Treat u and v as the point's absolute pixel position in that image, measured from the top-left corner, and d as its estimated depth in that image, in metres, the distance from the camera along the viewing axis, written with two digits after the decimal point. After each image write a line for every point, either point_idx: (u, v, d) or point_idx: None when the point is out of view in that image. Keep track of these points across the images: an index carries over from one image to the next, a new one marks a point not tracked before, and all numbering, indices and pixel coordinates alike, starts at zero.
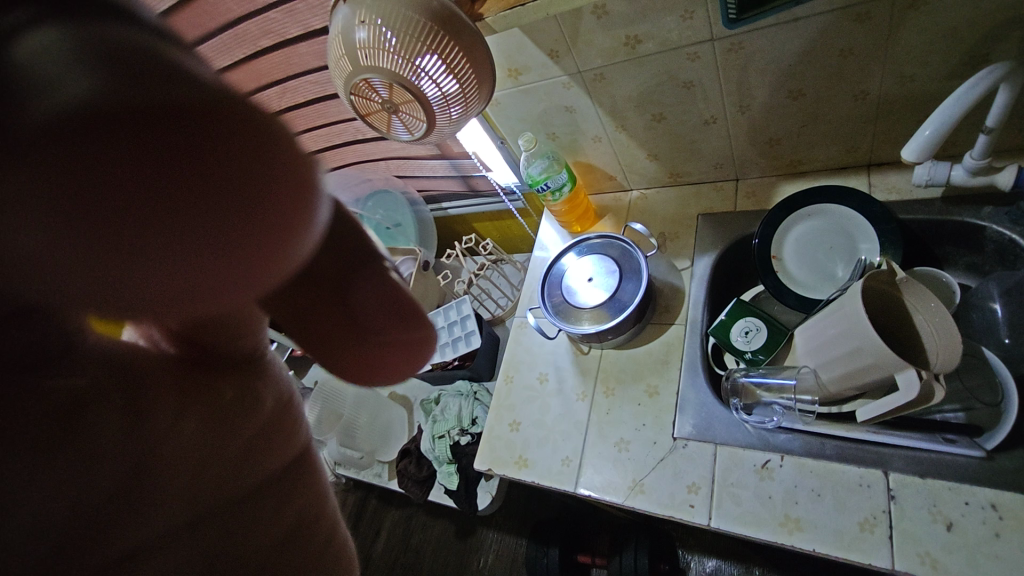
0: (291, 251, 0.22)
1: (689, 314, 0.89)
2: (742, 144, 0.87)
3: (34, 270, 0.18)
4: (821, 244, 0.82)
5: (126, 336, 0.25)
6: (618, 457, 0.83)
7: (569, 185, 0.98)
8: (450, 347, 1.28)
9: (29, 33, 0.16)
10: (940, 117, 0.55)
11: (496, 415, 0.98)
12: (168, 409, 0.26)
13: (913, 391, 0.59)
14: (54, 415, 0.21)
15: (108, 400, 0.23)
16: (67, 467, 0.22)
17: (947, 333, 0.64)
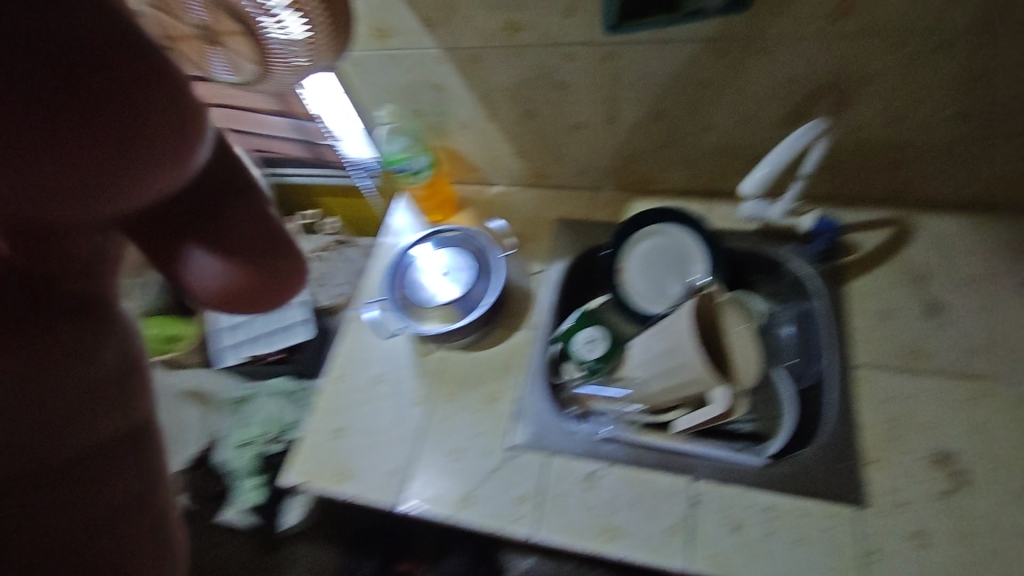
0: None
1: (536, 319, 0.88)
2: (604, 155, 0.89)
3: None
4: (661, 262, 0.87)
5: None
6: (450, 467, 0.78)
7: (428, 172, 0.89)
8: None
9: None
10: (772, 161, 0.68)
11: (316, 420, 0.85)
12: None
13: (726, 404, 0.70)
14: None
15: None
16: None
17: (749, 356, 0.75)
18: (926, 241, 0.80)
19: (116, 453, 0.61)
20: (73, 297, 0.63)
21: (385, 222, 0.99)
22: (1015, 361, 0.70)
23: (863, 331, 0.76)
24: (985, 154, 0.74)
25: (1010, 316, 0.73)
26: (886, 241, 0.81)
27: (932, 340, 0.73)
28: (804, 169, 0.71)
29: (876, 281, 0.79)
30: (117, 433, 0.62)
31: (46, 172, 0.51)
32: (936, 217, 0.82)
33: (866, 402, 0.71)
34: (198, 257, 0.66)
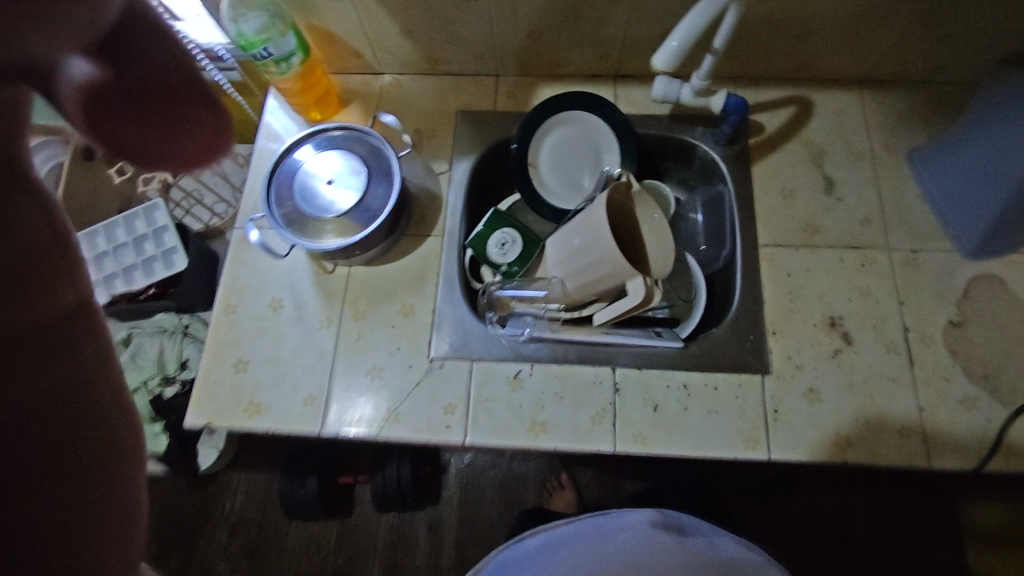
0: None
1: (446, 224, 0.81)
2: (503, 34, 0.79)
3: None
4: (573, 154, 0.83)
5: None
6: (371, 386, 0.73)
7: (299, 56, 0.76)
8: (140, 271, 0.94)
9: None
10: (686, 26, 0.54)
11: (214, 356, 0.76)
12: None
13: (641, 294, 0.65)
14: None
15: None
16: None
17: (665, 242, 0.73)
18: (824, 118, 0.81)
19: (66, 343, 0.33)
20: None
21: (261, 123, 0.85)
22: (898, 225, 0.75)
23: (766, 212, 0.77)
24: (881, 24, 0.73)
25: (893, 187, 0.77)
26: (787, 121, 0.82)
27: (826, 215, 0.76)
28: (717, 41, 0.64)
29: (778, 162, 0.80)
30: (72, 312, 0.34)
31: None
32: (833, 93, 0.82)
33: (768, 280, 0.74)
34: (75, 71, 0.33)
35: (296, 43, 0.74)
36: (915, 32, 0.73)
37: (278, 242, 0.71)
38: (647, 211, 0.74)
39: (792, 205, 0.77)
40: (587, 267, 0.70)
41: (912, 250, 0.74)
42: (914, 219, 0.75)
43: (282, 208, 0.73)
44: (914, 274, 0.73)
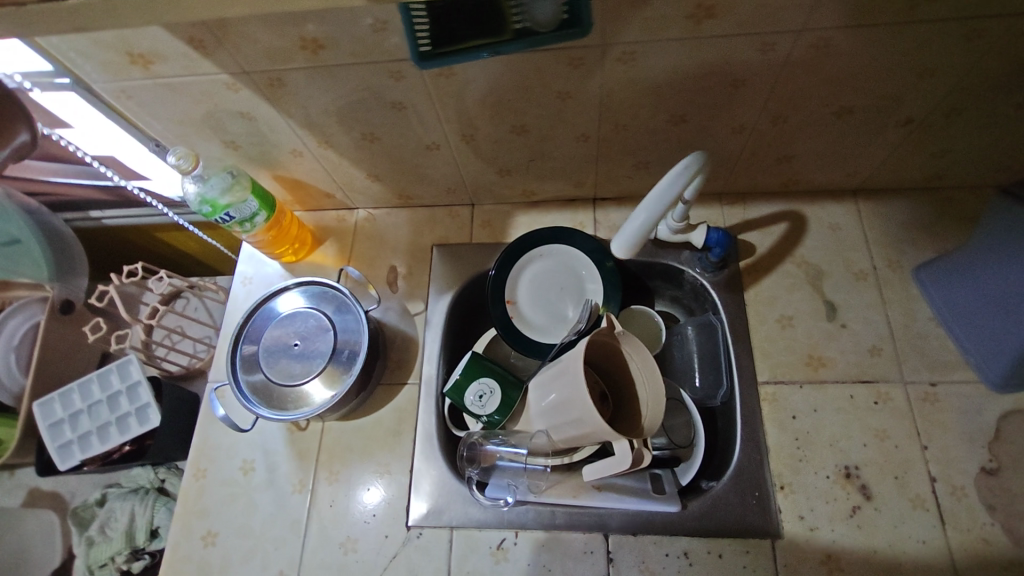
0: None
1: (423, 371, 0.77)
2: (471, 171, 0.77)
3: None
4: (551, 287, 0.79)
5: None
6: (344, 562, 0.68)
7: (264, 214, 0.75)
8: (103, 435, 0.83)
9: None
10: (653, 204, 0.49)
11: (182, 528, 0.73)
12: None
13: (627, 463, 0.61)
14: None
15: None
16: None
17: (653, 389, 0.67)
18: (819, 234, 0.76)
19: None
20: None
21: (238, 270, 0.86)
22: (913, 353, 0.69)
23: (764, 345, 0.72)
24: (868, 146, 0.68)
25: (901, 310, 0.71)
26: (778, 241, 0.77)
27: (830, 346, 0.71)
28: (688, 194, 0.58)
29: (773, 286, 0.74)
30: None
31: None
32: (827, 205, 0.78)
33: (774, 425, 0.68)
34: None
35: (259, 203, 0.74)
36: (908, 150, 0.68)
37: (256, 419, 0.68)
38: (634, 353, 0.70)
39: (792, 336, 0.72)
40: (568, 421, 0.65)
41: (932, 383, 0.67)
42: (928, 347, 0.69)
43: (252, 385, 0.71)
44: (936, 413, 0.66)
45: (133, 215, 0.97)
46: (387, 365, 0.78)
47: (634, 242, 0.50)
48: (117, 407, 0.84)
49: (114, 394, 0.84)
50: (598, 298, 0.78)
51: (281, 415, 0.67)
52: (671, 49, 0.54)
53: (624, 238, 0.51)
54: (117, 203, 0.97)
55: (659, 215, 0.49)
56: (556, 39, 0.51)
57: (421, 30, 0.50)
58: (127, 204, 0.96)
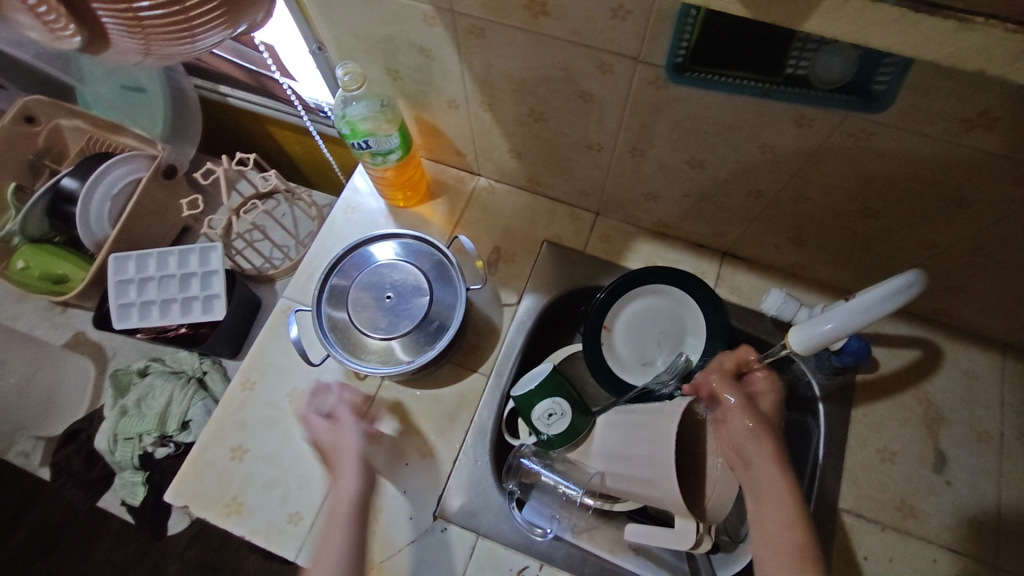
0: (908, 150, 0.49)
1: (498, 365, 0.74)
2: (617, 183, 0.72)
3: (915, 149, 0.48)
4: (651, 330, 0.74)
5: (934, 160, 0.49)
6: (362, 527, 0.67)
7: (398, 154, 0.72)
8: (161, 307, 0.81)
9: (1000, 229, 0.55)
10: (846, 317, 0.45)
11: (215, 432, 0.72)
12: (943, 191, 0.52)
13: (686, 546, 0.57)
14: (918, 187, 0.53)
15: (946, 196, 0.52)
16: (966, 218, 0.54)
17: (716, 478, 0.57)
18: (952, 377, 0.70)
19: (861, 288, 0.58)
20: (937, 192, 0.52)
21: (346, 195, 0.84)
22: (1013, 539, 0.63)
23: (857, 471, 0.67)
24: None
25: (1018, 488, 0.65)
26: (905, 368, 0.71)
27: (929, 501, 0.65)
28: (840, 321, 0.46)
29: (885, 413, 0.69)
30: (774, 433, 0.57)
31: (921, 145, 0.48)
32: (970, 349, 0.71)
33: (843, 560, 0.63)
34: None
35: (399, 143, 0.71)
36: None
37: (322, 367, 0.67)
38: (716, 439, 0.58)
39: (892, 473, 0.66)
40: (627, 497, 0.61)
41: None
42: None
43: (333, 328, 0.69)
44: None
45: (255, 102, 0.94)
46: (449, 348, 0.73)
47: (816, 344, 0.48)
48: (186, 288, 0.82)
49: (188, 273, 0.82)
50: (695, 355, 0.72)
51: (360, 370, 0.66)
52: (917, 146, 0.48)
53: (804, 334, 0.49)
54: (245, 85, 0.94)
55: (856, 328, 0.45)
56: (840, 105, 0.46)
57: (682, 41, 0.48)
58: (254, 90, 0.93)
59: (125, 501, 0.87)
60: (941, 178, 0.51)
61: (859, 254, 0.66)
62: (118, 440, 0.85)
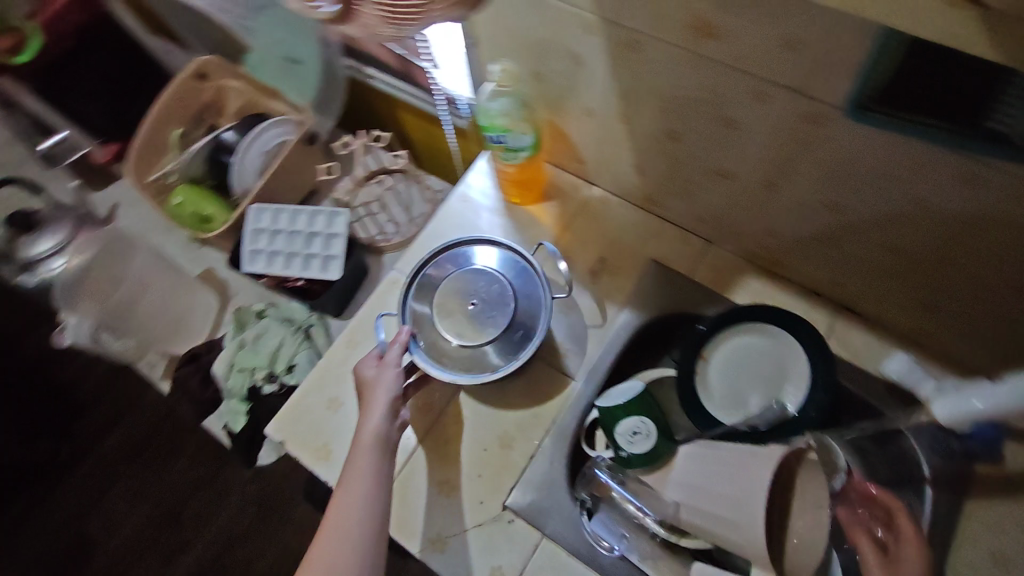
0: None
1: (584, 373, 0.75)
2: (738, 215, 0.70)
3: None
4: (749, 368, 0.70)
5: None
6: (437, 499, 0.69)
7: (527, 152, 0.75)
8: (285, 258, 0.90)
9: None
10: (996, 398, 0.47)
11: (317, 381, 0.78)
12: None
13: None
14: None
15: None
16: None
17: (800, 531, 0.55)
18: None
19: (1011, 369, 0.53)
20: None
21: (464, 183, 0.88)
22: None
23: (958, 566, 0.61)
24: None
25: None
26: None
27: None
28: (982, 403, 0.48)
29: (1002, 512, 0.63)
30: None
31: None
32: None
33: None
34: None
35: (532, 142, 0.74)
36: None
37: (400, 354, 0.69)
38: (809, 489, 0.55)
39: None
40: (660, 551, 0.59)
41: None
42: None
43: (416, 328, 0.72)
44: None
45: (398, 86, 1.00)
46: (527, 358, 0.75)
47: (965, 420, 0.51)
48: (311, 245, 0.90)
49: (315, 233, 0.90)
50: (793, 403, 0.66)
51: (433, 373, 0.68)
52: None
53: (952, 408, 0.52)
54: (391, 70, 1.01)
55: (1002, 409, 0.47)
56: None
57: (866, 80, 0.46)
58: (399, 75, 1.00)
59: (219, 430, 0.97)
60: None
61: (1005, 336, 0.60)
62: (233, 370, 0.96)
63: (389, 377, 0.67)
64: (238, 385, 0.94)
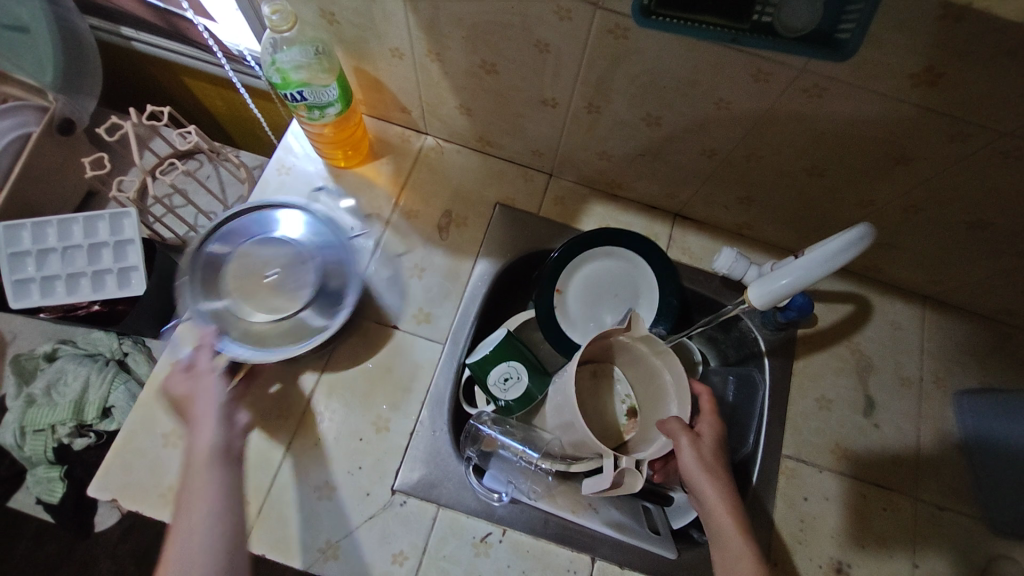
0: (855, 106, 0.50)
1: (454, 333, 0.72)
2: (571, 143, 0.70)
3: (862, 103, 0.49)
4: (606, 291, 0.74)
5: (881, 112, 0.50)
6: (315, 507, 0.63)
7: (337, 107, 0.66)
8: (63, 284, 0.73)
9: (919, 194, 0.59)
10: (801, 271, 0.47)
11: (144, 417, 0.66)
12: (888, 147, 0.54)
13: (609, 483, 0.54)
14: (868, 142, 0.54)
15: (888, 151, 0.54)
16: (905, 175, 0.57)
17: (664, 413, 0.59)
18: (880, 329, 0.75)
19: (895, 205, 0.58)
20: (886, 148, 0.54)
21: (278, 154, 0.77)
22: (928, 471, 0.70)
23: (797, 419, 0.71)
24: (970, 264, 0.67)
25: (933, 427, 0.72)
26: (841, 321, 0.75)
27: (859, 441, 0.71)
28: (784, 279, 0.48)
29: (822, 364, 0.74)
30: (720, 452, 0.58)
31: (871, 101, 0.49)
32: (896, 302, 0.77)
33: (784, 498, 0.68)
34: None
35: (339, 95, 0.65)
36: (1002, 281, 0.67)
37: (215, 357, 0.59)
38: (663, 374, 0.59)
39: (826, 419, 0.71)
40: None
41: (939, 507, 0.68)
42: (945, 471, 0.70)
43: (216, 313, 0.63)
44: (934, 533, 0.67)
45: (170, 48, 0.84)
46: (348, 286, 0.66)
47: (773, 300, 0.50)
48: (95, 261, 0.74)
49: (98, 244, 0.74)
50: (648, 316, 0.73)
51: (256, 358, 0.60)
52: (868, 102, 0.49)
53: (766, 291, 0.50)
54: (156, 28, 0.83)
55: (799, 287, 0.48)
56: (808, 53, 0.45)
57: None
58: (168, 34, 0.83)
59: (40, 498, 0.85)
60: (887, 134, 0.52)
61: (805, 214, 0.68)
62: (26, 433, 0.83)
63: (208, 384, 0.56)
64: (38, 448, 0.82)
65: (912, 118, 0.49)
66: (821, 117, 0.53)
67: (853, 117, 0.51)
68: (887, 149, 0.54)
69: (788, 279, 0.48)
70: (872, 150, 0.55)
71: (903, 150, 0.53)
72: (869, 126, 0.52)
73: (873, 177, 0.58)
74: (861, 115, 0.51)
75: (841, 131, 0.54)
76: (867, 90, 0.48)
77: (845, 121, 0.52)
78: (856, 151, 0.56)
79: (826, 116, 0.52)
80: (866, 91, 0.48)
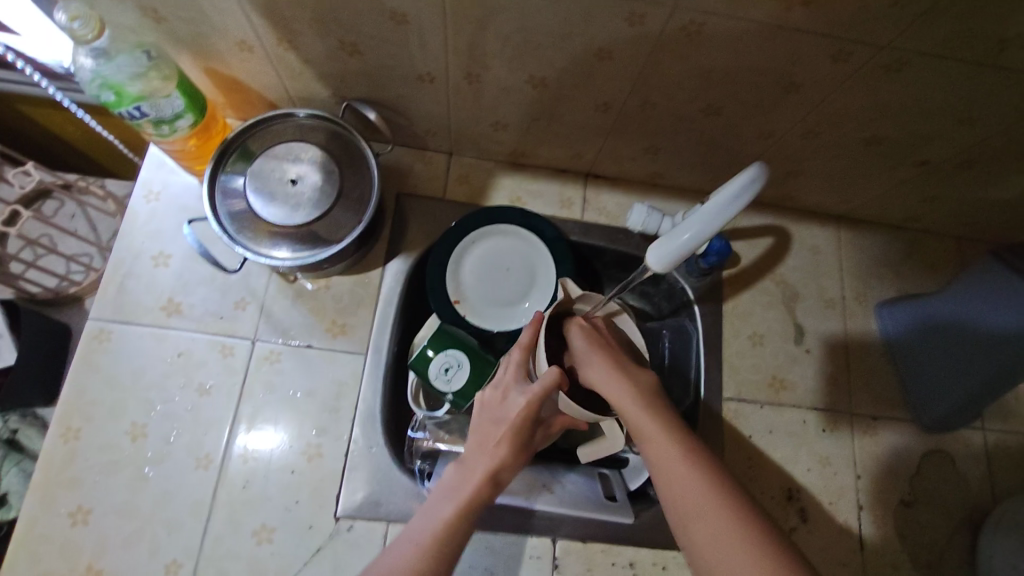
0: (730, 38, 0.48)
1: (374, 340, 0.68)
2: (461, 117, 0.65)
3: (737, 35, 0.47)
4: (500, 267, 0.72)
5: (761, 41, 0.48)
6: (256, 553, 0.59)
7: (188, 119, 0.58)
8: None
9: (811, 121, 0.58)
10: (704, 221, 0.45)
11: (41, 499, 0.59)
12: (774, 76, 0.52)
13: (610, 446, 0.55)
14: (755, 75, 0.52)
15: (775, 80, 0.52)
16: (797, 102, 0.55)
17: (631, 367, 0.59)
18: (801, 256, 0.76)
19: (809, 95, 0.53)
20: (774, 79, 0.52)
21: (140, 179, 0.70)
22: (860, 385, 0.72)
23: (734, 360, 0.72)
24: (874, 179, 0.67)
25: (859, 341, 0.74)
26: (763, 256, 0.75)
27: (795, 369, 0.72)
28: (687, 231, 0.45)
29: (751, 302, 0.74)
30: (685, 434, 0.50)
31: (748, 30, 0.46)
32: (812, 227, 0.77)
33: (732, 440, 0.68)
34: None
35: (186, 104, 0.57)
36: (905, 190, 0.68)
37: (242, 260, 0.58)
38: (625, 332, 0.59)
39: (762, 355, 0.72)
40: (498, 452, 0.49)
41: (873, 418, 0.71)
42: (877, 382, 0.73)
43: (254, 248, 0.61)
44: (874, 444, 0.70)
45: None
46: (391, 150, 0.70)
47: (676, 258, 0.46)
48: None
49: None
50: (554, 279, 0.71)
51: (336, 248, 0.61)
52: (744, 33, 0.47)
53: (666, 251, 0.47)
54: None
55: (710, 235, 0.45)
56: None
57: None
58: None
59: None
60: (771, 64, 0.50)
61: (711, 155, 0.67)
62: None
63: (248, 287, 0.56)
64: None
65: (791, 42, 0.47)
66: (701, 55, 0.50)
67: (733, 52, 0.49)
68: (776, 78, 0.52)
69: (692, 231, 0.45)
70: (759, 83, 0.53)
71: (790, 77, 0.52)
72: (752, 58, 0.50)
73: (767, 109, 0.57)
74: (741, 48, 0.49)
75: (725, 67, 0.51)
76: (741, 19, 0.45)
77: (726, 56, 0.50)
78: (746, 85, 0.54)
79: (708, 53, 0.50)
80: (738, 20, 0.45)
